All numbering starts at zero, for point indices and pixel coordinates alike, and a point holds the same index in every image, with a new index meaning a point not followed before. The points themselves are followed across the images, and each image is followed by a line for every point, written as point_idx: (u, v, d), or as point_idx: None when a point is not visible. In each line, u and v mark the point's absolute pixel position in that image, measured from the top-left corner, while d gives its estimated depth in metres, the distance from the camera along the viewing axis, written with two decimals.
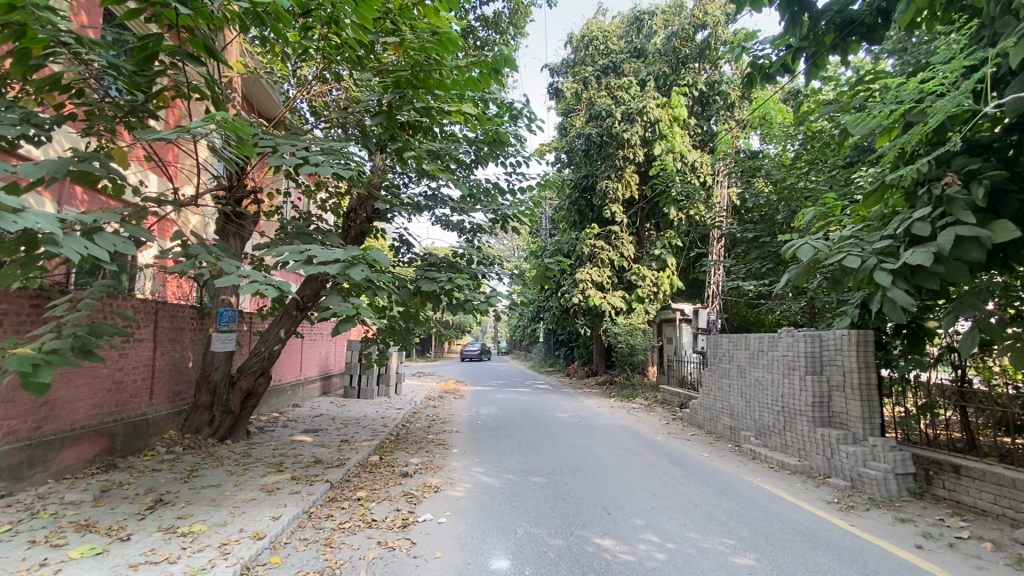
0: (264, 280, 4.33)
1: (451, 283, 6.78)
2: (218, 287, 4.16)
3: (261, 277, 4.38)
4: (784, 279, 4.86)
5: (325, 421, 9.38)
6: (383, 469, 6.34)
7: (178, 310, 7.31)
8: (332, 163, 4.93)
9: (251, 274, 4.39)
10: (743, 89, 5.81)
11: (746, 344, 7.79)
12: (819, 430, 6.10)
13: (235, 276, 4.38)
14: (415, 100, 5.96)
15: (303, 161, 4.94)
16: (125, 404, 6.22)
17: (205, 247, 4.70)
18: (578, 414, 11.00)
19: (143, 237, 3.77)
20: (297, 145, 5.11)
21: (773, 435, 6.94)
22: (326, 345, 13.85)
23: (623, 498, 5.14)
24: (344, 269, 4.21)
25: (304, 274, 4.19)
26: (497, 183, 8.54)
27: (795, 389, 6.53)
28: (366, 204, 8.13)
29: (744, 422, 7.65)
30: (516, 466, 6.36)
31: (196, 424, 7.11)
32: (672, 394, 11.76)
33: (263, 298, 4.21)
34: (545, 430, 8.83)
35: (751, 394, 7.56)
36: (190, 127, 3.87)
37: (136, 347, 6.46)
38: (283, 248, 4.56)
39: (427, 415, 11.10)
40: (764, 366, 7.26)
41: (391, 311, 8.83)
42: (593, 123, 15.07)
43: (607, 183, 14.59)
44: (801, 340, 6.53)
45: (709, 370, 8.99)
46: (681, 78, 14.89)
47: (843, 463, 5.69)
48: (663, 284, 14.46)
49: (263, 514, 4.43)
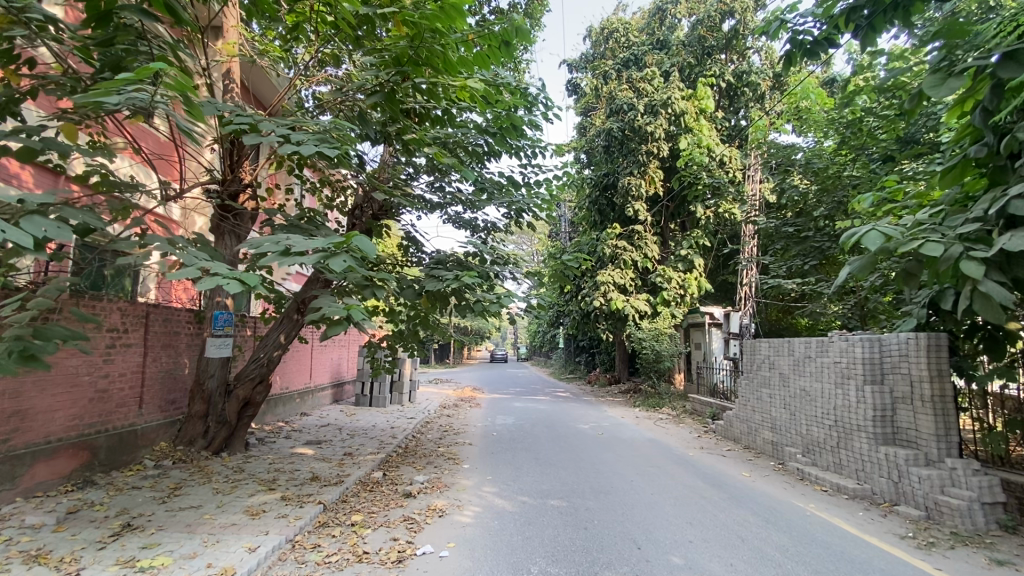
0: (229, 273, 3.56)
1: (460, 282, 6.16)
2: (175, 280, 3.44)
3: (224, 270, 3.64)
4: (844, 273, 4.06)
5: (330, 432, 8.86)
6: (385, 488, 5.72)
7: (172, 313, 6.87)
8: (317, 142, 4.31)
9: (215, 266, 3.65)
10: (781, 70, 5.10)
11: (790, 350, 6.98)
12: (881, 448, 5.28)
13: (196, 268, 3.66)
14: (416, 79, 5.36)
15: (285, 140, 4.36)
16: (110, 414, 5.77)
17: (161, 235, 4.01)
18: (599, 425, 10.27)
19: (89, 222, 3.27)
20: (279, 124, 4.55)
21: (824, 453, 6.11)
22: (337, 351, 13.39)
23: (656, 530, 4.43)
24: (325, 260, 3.55)
25: (282, 267, 3.56)
26: (511, 177, 7.93)
27: (850, 402, 5.72)
28: (372, 201, 7.71)
29: (789, 438, 6.83)
30: (533, 486, 5.69)
31: (189, 435, 6.63)
32: (702, 403, 10.93)
33: (223, 294, 3.43)
34: (565, 444, 8.13)
35: (796, 405, 6.74)
36: (142, 94, 3.32)
37: (125, 352, 6.02)
38: (260, 238, 3.91)
39: (439, 425, 10.52)
40: (812, 375, 6.45)
41: (399, 314, 8.27)
42: (614, 117, 14.33)
43: (629, 179, 13.81)
44: (857, 345, 5.72)
45: (745, 378, 8.16)
46: (707, 69, 14.16)
47: (914, 489, 4.87)
48: (690, 286, 13.72)
49: (238, 545, 3.85)
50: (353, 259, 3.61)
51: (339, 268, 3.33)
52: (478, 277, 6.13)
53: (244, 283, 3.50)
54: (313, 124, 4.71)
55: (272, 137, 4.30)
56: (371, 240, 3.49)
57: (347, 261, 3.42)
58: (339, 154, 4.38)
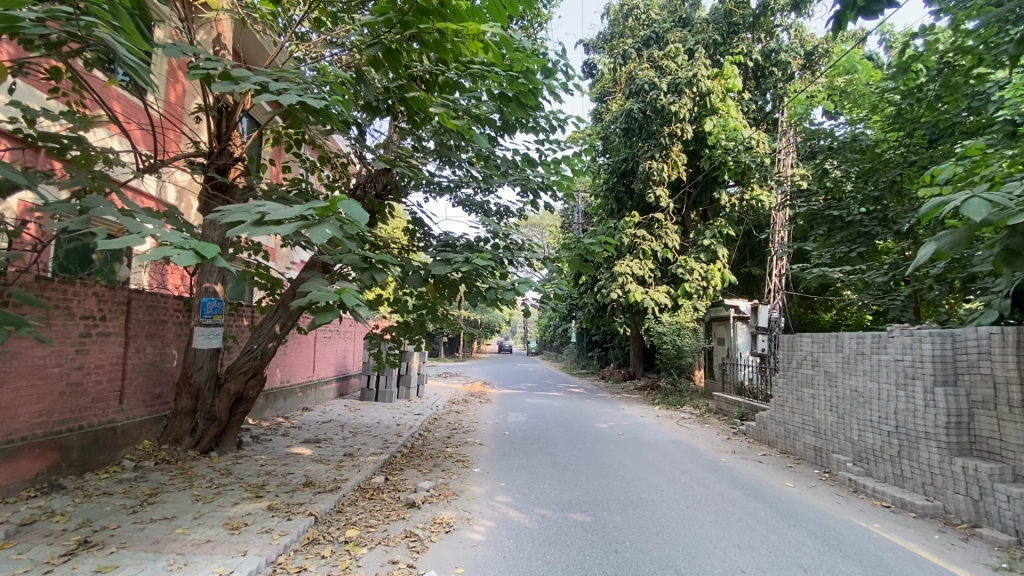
0: (184, 240, 2.81)
1: (471, 265, 5.50)
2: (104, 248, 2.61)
3: (177, 237, 2.85)
4: (925, 254, 3.00)
5: (331, 429, 8.28)
6: (386, 495, 5.13)
7: (158, 300, 6.30)
8: (299, 92, 3.65)
9: (165, 232, 2.87)
10: (829, 37, 4.02)
11: (837, 346, 6.24)
12: (957, 460, 4.57)
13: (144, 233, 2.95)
14: (421, 33, 4.60)
15: (262, 89, 3.68)
16: (84, 410, 5.24)
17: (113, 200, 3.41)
18: (619, 424, 9.60)
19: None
20: (257, 72, 3.88)
21: (882, 463, 5.39)
22: (342, 344, 12.85)
23: (700, 556, 3.78)
24: (303, 231, 2.81)
25: (251, 238, 2.84)
26: (527, 155, 7.23)
27: (916, 406, 5.01)
28: (376, 180, 7.21)
29: (837, 444, 6.10)
30: (552, 496, 5.06)
31: (175, 433, 6.09)
32: (728, 402, 10.22)
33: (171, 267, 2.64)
34: (583, 446, 7.49)
35: (845, 407, 6.01)
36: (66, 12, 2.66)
37: (103, 342, 5.48)
38: (231, 205, 3.18)
39: (448, 422, 9.92)
40: (865, 374, 5.73)
41: (406, 304, 7.67)
42: (634, 98, 13.51)
43: (650, 163, 13.05)
44: (926, 341, 4.98)
45: (781, 376, 7.42)
46: (733, 47, 13.36)
47: (1001, 509, 4.15)
48: (713, 278, 13.02)
49: (207, 570, 3.25)
50: (339, 228, 2.82)
51: (317, 241, 2.55)
52: (492, 260, 5.45)
53: (199, 254, 2.70)
54: (297, 74, 4.03)
55: (246, 82, 3.65)
56: (361, 205, 2.68)
57: (330, 231, 2.64)
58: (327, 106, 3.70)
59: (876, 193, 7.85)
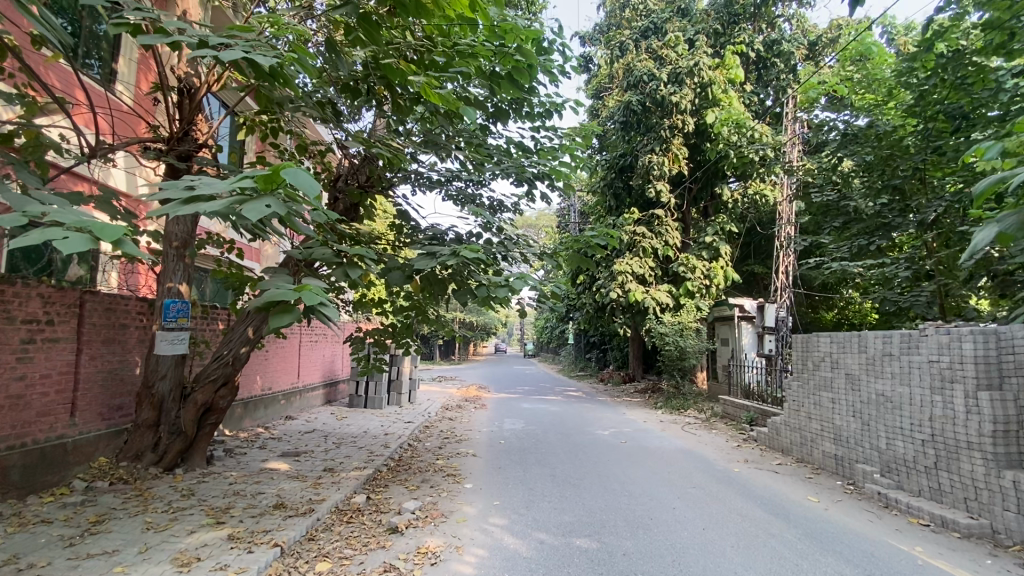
0: (83, 215, 2.19)
1: (460, 259, 4.96)
2: None
3: (75, 216, 2.16)
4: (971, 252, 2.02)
5: (314, 440, 7.71)
6: (366, 518, 4.57)
7: (117, 302, 5.72)
8: (247, 49, 3.11)
9: (59, 211, 2.17)
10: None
11: (860, 347, 5.74)
12: (1007, 474, 4.06)
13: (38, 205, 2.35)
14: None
15: (203, 45, 3.12)
16: (28, 425, 4.67)
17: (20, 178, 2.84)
18: (621, 431, 9.06)
19: None
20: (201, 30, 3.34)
21: (916, 475, 4.87)
22: (330, 348, 12.28)
23: None
24: (238, 208, 2.25)
25: (172, 216, 2.27)
26: (521, 142, 6.72)
27: (955, 412, 4.51)
28: (360, 171, 6.69)
29: (862, 453, 5.59)
30: (551, 518, 4.53)
31: (135, 449, 5.51)
32: (734, 406, 9.72)
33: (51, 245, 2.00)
34: (585, 456, 6.97)
35: (870, 413, 5.51)
36: None
37: (50, 349, 4.91)
38: (162, 181, 2.63)
39: (440, 431, 9.35)
40: (894, 377, 5.23)
41: (393, 304, 7.13)
42: (633, 90, 13.04)
43: (649, 157, 12.58)
44: (966, 341, 4.49)
45: (795, 379, 6.91)
46: (735, 37, 12.98)
47: None
48: (716, 276, 12.52)
49: None
50: (286, 204, 2.29)
51: (252, 219, 2.02)
52: (482, 252, 4.89)
53: (96, 237, 1.99)
54: (254, 31, 3.47)
55: (183, 37, 3.08)
56: (310, 174, 2.15)
57: (271, 207, 2.12)
58: (281, 63, 3.15)
59: (895, 181, 7.36)
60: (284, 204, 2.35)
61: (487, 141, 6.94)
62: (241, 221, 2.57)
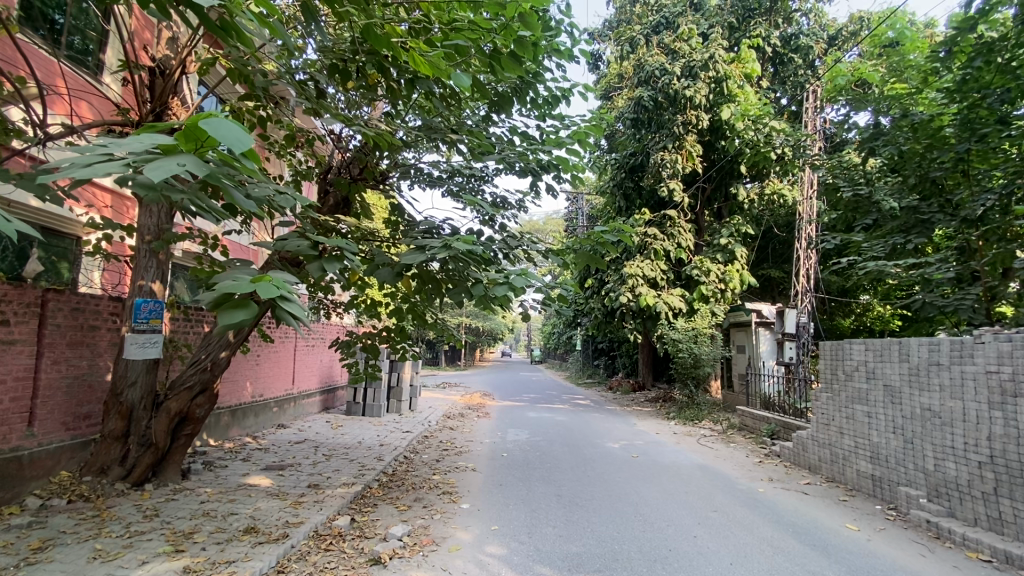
0: None
1: (451, 251, 4.40)
2: None
3: None
4: None
5: (304, 451, 7.21)
6: (346, 546, 4.04)
7: (87, 302, 5.28)
8: None
9: None
10: None
11: (902, 355, 5.16)
12: None
13: None
14: None
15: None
16: None
17: None
18: (632, 444, 8.47)
19: None
20: None
21: (971, 501, 4.27)
22: (327, 353, 11.82)
23: None
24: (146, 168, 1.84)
25: (65, 177, 1.86)
26: (526, 132, 6.19)
27: (1020, 431, 3.94)
28: (353, 164, 6.25)
29: (904, 475, 4.99)
30: (556, 548, 3.98)
31: (99, 463, 5.01)
32: (753, 417, 9.11)
33: None
34: (594, 473, 6.40)
35: (914, 430, 4.91)
36: None
37: (4, 353, 4.46)
38: (76, 146, 2.21)
39: (439, 442, 8.82)
40: (943, 390, 4.66)
41: (387, 306, 6.61)
42: (644, 86, 12.53)
43: (662, 155, 12.03)
44: None
45: (823, 390, 6.31)
46: (751, 30, 12.50)
47: None
48: (731, 279, 11.89)
49: None
50: (214, 168, 1.89)
51: (157, 179, 1.64)
52: (478, 244, 4.35)
53: None
54: None
55: None
56: (238, 126, 1.75)
57: (184, 164, 1.72)
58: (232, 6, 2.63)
59: (933, 173, 6.75)
60: (215, 168, 1.96)
61: (489, 131, 6.49)
62: (166, 189, 2.18)
